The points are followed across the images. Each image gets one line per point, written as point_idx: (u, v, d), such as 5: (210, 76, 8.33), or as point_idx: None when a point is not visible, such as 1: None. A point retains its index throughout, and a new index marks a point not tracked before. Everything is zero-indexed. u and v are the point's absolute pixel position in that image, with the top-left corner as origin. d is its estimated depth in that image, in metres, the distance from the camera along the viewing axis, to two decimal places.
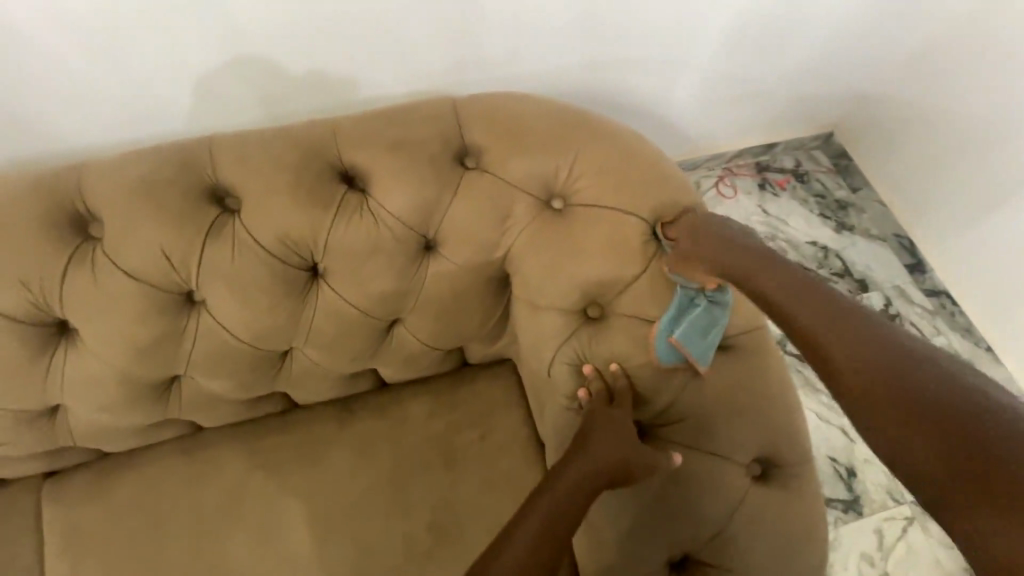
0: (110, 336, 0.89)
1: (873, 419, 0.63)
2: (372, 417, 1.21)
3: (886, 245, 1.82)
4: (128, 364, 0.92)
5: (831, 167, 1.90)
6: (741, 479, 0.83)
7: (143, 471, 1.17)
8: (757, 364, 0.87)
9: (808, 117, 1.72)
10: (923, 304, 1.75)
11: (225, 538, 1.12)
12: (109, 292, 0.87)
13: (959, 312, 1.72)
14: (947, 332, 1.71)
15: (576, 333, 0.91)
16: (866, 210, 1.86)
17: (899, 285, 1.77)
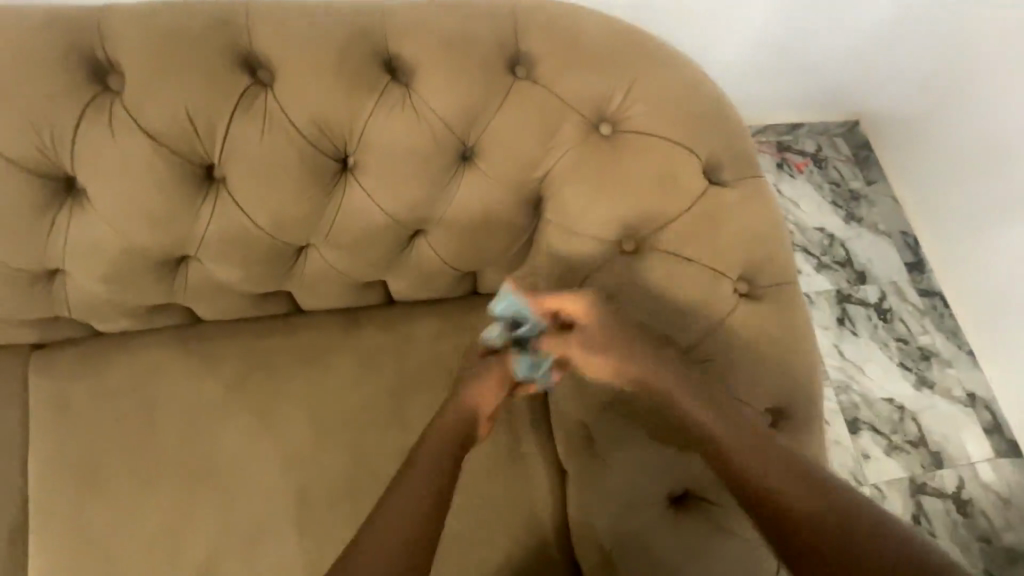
0: (122, 201, 0.84)
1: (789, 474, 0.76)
2: (378, 331, 1.19)
3: (891, 240, 1.82)
4: (138, 234, 0.88)
5: (852, 155, 1.86)
6: (754, 426, 0.84)
7: (138, 356, 1.14)
8: (786, 317, 0.87)
9: (834, 104, 1.74)
10: (916, 303, 1.76)
11: (219, 428, 1.11)
12: (126, 153, 0.81)
13: (948, 314, 1.75)
14: (933, 332, 1.74)
15: (607, 264, 0.90)
16: (877, 203, 1.84)
17: (896, 282, 1.78)
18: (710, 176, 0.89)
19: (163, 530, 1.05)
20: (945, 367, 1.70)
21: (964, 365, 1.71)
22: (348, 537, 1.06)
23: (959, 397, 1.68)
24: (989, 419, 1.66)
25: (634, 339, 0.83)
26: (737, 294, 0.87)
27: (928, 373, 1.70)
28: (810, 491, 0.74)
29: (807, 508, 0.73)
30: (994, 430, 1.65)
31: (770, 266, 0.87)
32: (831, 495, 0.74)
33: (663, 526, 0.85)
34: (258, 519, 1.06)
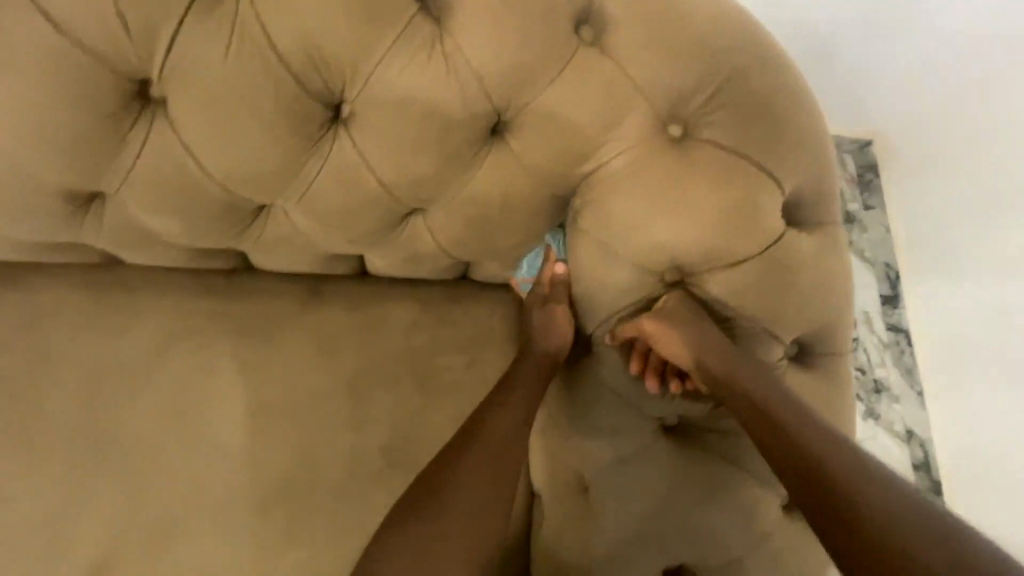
0: (31, 114, 0.63)
1: (861, 478, 0.61)
2: (345, 309, 0.99)
3: (870, 268, 1.40)
4: (43, 158, 0.67)
5: (855, 176, 1.44)
6: (775, 510, 0.73)
7: (42, 294, 0.93)
8: (832, 392, 0.76)
9: (846, 111, 1.41)
10: (878, 336, 1.36)
11: (130, 397, 0.91)
12: (41, 50, 0.60)
13: (910, 352, 1.35)
14: (889, 368, 1.34)
15: (649, 296, 0.75)
16: (868, 228, 1.41)
17: (866, 313, 1.37)
18: (788, 215, 0.74)
19: (57, 509, 0.87)
20: (893, 402, 1.32)
21: (909, 407, 1.32)
22: (278, 545, 0.90)
23: (899, 434, 1.31)
24: (920, 457, 1.29)
25: (709, 324, 0.72)
26: (782, 359, 0.75)
27: (874, 406, 1.33)
28: (895, 505, 0.59)
29: (881, 516, 0.58)
30: (920, 468, 1.29)
31: (828, 332, 0.74)
32: (912, 505, 0.59)
33: None
34: (168, 512, 0.89)
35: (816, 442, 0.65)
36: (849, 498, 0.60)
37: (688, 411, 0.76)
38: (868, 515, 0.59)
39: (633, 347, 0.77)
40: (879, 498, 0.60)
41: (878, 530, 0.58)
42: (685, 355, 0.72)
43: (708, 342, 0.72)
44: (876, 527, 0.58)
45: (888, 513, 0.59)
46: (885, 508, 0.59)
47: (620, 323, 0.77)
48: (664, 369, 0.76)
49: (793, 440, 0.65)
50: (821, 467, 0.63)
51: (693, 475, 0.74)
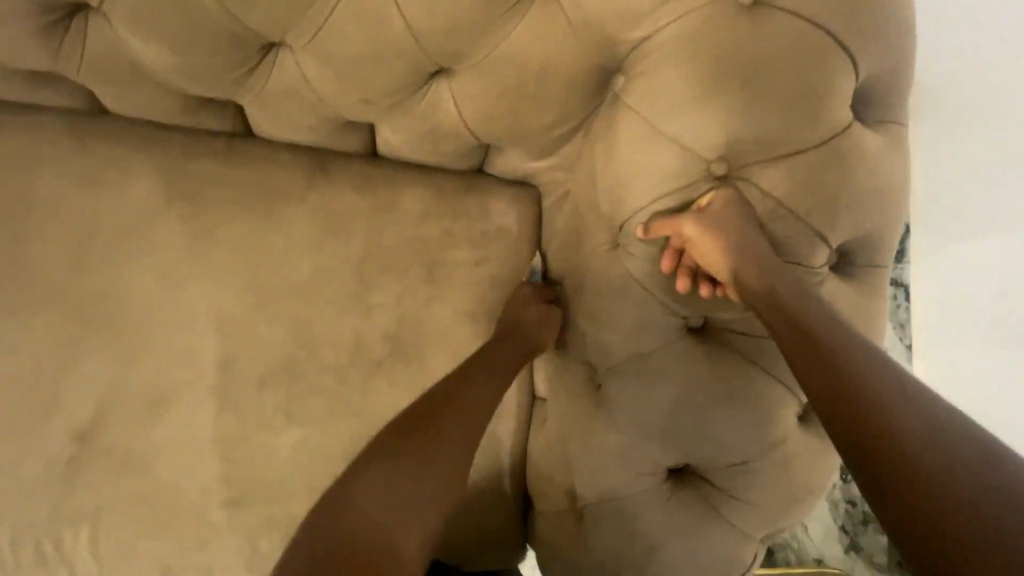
0: None
1: (896, 415, 0.55)
2: (350, 189, 0.92)
3: None
4: None
5: None
6: (791, 417, 0.72)
7: (14, 137, 0.84)
8: (870, 305, 0.72)
9: None
10: None
11: (118, 262, 0.85)
12: None
13: (905, 306, 1.22)
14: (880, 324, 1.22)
15: (693, 187, 0.68)
16: None
17: None
18: (854, 110, 0.68)
19: (42, 369, 0.84)
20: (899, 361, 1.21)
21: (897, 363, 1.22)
22: (275, 423, 0.88)
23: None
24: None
25: (751, 229, 0.67)
26: (824, 267, 0.70)
27: None
28: (936, 445, 0.52)
29: (918, 455, 0.52)
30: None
31: (874, 241, 0.70)
32: (943, 432, 0.54)
33: (652, 497, 0.76)
34: (160, 380, 0.86)
35: (842, 360, 0.61)
36: (882, 432, 0.55)
37: (714, 314, 0.73)
38: (901, 448, 0.53)
39: (666, 246, 0.72)
40: (915, 434, 0.53)
41: (901, 450, 0.53)
42: (720, 261, 0.69)
43: (746, 247, 0.67)
44: (898, 445, 0.53)
45: (913, 435, 0.54)
46: (917, 432, 0.53)
47: (654, 219, 0.71)
48: (696, 272, 0.73)
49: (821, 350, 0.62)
50: (843, 400, 0.58)
51: (712, 378, 0.72)
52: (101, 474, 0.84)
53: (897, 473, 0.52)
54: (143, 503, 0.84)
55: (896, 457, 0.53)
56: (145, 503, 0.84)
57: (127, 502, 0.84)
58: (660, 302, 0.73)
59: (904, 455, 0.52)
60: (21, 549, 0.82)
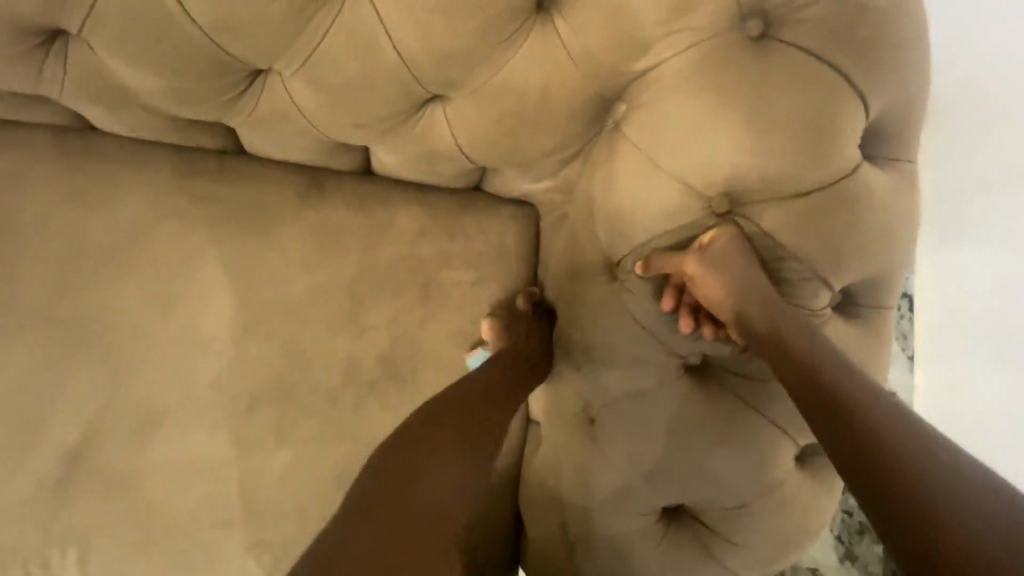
0: None
1: (909, 458, 0.52)
2: (345, 207, 0.90)
3: None
4: None
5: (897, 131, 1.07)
6: (789, 460, 0.71)
7: (3, 154, 0.82)
8: (874, 346, 0.70)
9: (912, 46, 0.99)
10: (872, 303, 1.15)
11: (106, 282, 0.83)
12: None
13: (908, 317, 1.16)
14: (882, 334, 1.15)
15: (694, 225, 0.66)
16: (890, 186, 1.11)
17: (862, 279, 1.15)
18: (863, 147, 0.66)
19: (31, 391, 0.82)
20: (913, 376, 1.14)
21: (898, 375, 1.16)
22: (266, 445, 0.87)
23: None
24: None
25: (752, 269, 0.65)
26: (827, 307, 0.68)
27: None
28: (953, 495, 0.49)
29: (933, 504, 0.49)
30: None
31: (880, 281, 0.68)
32: (955, 465, 0.51)
33: (646, 537, 0.75)
34: (149, 403, 0.84)
35: (847, 385, 0.59)
36: (896, 476, 0.52)
37: (713, 354, 0.71)
38: (915, 494, 0.50)
39: (666, 281, 0.70)
40: (930, 480, 0.50)
41: (915, 497, 0.50)
42: (721, 301, 0.67)
43: (747, 288, 0.65)
44: (911, 491, 0.50)
45: (915, 463, 0.52)
46: (934, 477, 0.51)
47: (654, 254, 0.69)
48: (696, 310, 0.71)
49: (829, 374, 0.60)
50: (852, 438, 0.55)
51: (709, 418, 0.70)
52: (93, 497, 0.83)
53: (894, 499, 0.51)
54: (134, 525, 0.84)
55: (894, 484, 0.51)
56: (137, 525, 0.84)
57: (117, 525, 0.83)
58: (658, 340, 0.71)
59: (904, 481, 0.51)
60: (12, 571, 0.81)
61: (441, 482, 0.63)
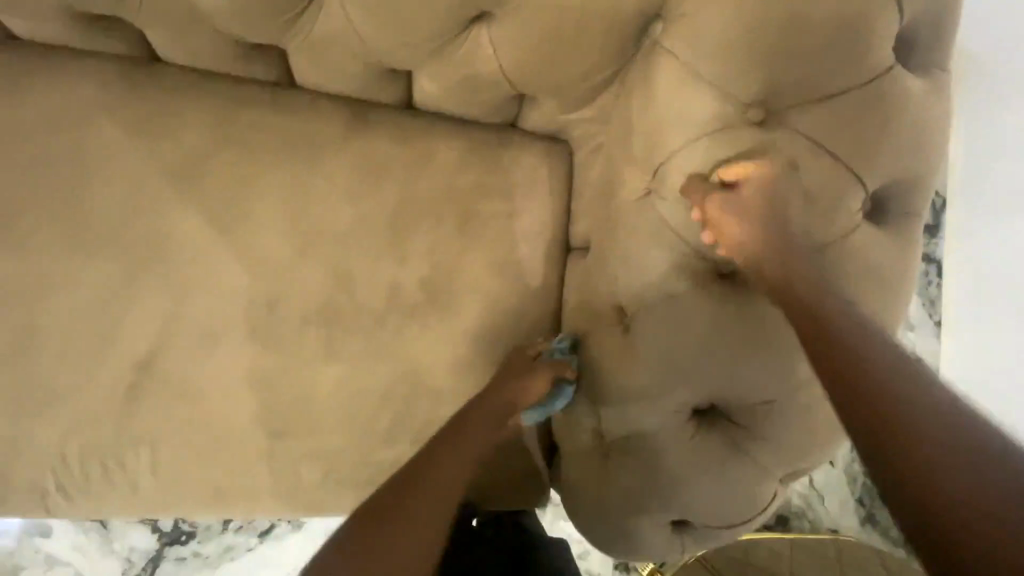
0: None
1: (903, 402, 0.55)
2: (388, 139, 0.95)
3: None
4: None
5: None
6: (817, 361, 0.74)
7: (79, 83, 0.88)
8: (903, 253, 0.72)
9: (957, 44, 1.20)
10: None
11: (170, 205, 0.90)
12: None
13: (937, 283, 1.32)
14: None
15: (729, 132, 0.69)
16: None
17: None
18: (897, 54, 0.68)
19: (103, 305, 0.88)
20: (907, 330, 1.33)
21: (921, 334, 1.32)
22: (317, 361, 0.93)
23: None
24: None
25: (788, 171, 0.68)
26: (860, 213, 0.70)
27: None
28: (941, 436, 0.52)
29: (922, 440, 0.52)
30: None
31: (908, 186, 0.70)
32: (949, 414, 0.53)
33: (678, 435, 0.79)
34: (210, 319, 0.91)
35: (853, 334, 0.60)
36: (888, 416, 0.54)
37: (745, 261, 0.73)
38: (909, 434, 0.52)
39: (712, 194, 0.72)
40: (924, 420, 0.53)
41: (908, 434, 0.52)
42: (757, 207, 0.68)
43: (782, 190, 0.68)
44: (902, 429, 0.53)
45: (918, 418, 0.53)
46: (927, 416, 0.53)
47: (692, 161, 0.71)
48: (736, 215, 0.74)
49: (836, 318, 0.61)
50: (853, 374, 0.58)
51: (737, 325, 0.73)
52: (159, 403, 0.90)
53: (895, 453, 0.52)
54: (198, 431, 0.91)
55: (889, 424, 0.54)
56: (201, 431, 0.91)
57: (181, 429, 0.90)
58: (691, 245, 0.75)
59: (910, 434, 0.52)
60: (90, 469, 0.89)
61: (432, 516, 0.70)
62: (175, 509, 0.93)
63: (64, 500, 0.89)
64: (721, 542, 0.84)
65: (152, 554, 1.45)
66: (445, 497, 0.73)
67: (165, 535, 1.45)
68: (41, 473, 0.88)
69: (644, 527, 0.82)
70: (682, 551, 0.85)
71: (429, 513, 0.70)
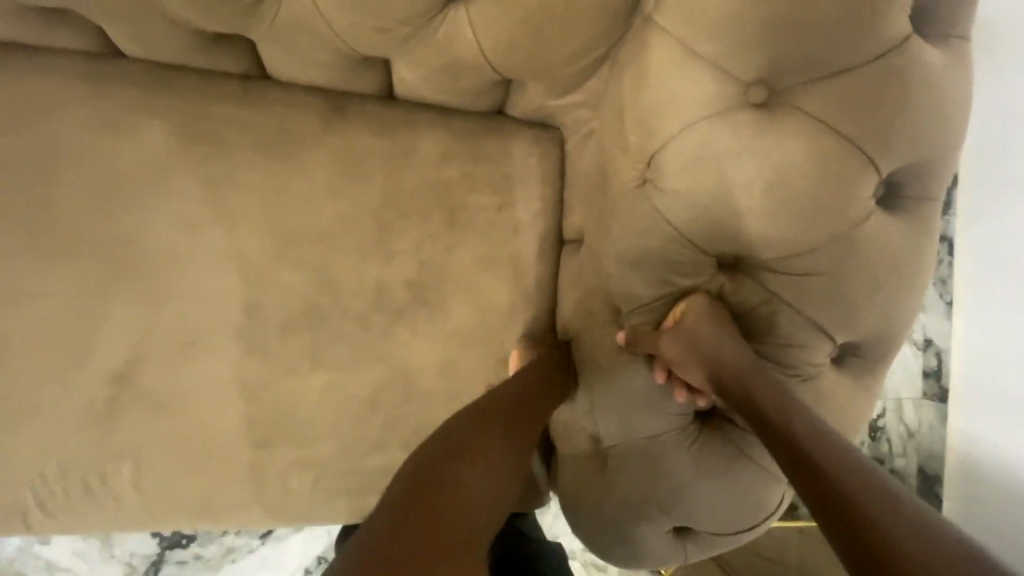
0: None
1: (846, 473, 0.56)
2: (368, 132, 0.90)
3: None
4: None
5: None
6: (822, 358, 0.70)
7: (36, 80, 0.83)
8: (919, 241, 0.67)
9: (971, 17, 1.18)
10: None
11: (144, 207, 0.85)
12: None
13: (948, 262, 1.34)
14: None
15: (729, 115, 0.63)
16: None
17: None
18: (913, 22, 0.62)
19: (75, 315, 0.85)
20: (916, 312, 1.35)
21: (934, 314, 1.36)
22: (304, 366, 0.89)
23: (916, 342, 1.37)
24: (933, 365, 1.38)
25: (795, 159, 0.62)
26: (872, 199, 0.65)
27: None
28: (882, 499, 0.52)
29: (862, 503, 0.52)
30: (930, 375, 1.38)
31: (924, 168, 0.65)
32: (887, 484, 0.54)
33: (678, 437, 0.75)
34: (189, 326, 0.87)
35: (826, 447, 0.59)
36: (835, 482, 0.55)
37: (746, 256, 0.68)
38: (851, 496, 0.53)
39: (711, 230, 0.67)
40: (864, 489, 0.54)
41: (848, 498, 0.53)
42: (760, 197, 0.63)
43: (787, 178, 0.62)
44: (843, 494, 0.54)
45: (859, 487, 0.54)
46: (868, 486, 0.54)
47: (689, 149, 0.65)
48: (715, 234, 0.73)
49: (798, 462, 0.59)
50: (800, 444, 0.60)
51: (737, 333, 0.69)
52: (140, 414, 0.86)
53: (866, 526, 0.50)
54: (182, 444, 0.87)
55: (833, 489, 0.55)
56: (186, 444, 0.87)
57: (165, 442, 0.87)
58: (690, 243, 0.69)
59: (915, 557, 0.47)
60: (72, 484, 0.86)
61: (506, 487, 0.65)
62: (164, 522, 0.91)
63: (48, 515, 0.87)
64: (726, 548, 0.79)
65: (153, 558, 1.42)
66: (509, 466, 0.68)
67: (165, 539, 1.42)
68: (21, 489, 0.85)
69: (646, 535, 0.78)
70: (684, 558, 0.81)
71: (496, 475, 0.65)
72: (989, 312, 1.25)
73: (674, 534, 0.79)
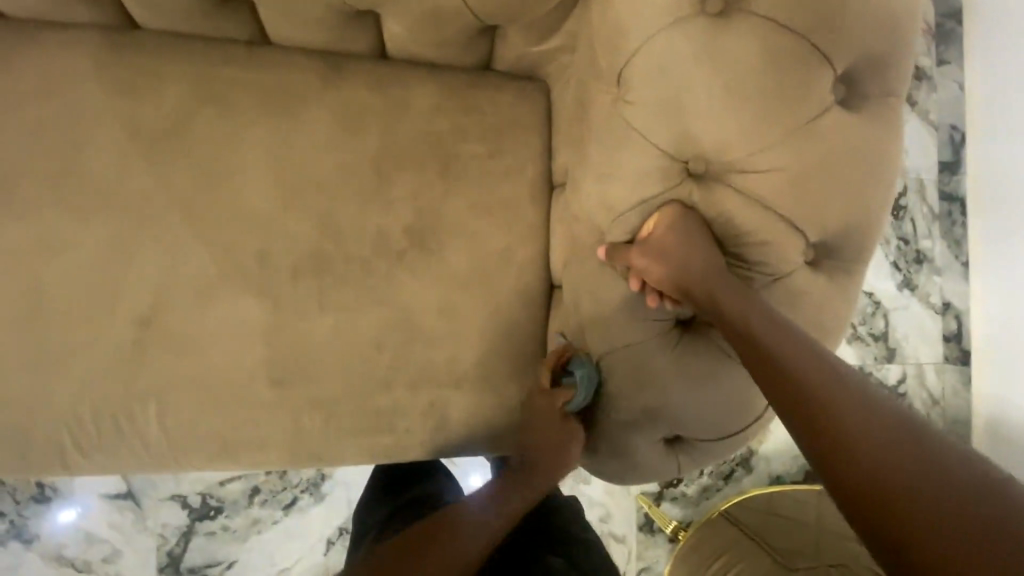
0: None
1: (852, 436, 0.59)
2: (364, 88, 0.96)
3: (936, 133, 1.48)
4: None
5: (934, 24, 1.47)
6: (796, 258, 0.73)
7: (65, 53, 0.92)
8: (884, 137, 0.70)
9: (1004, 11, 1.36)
10: (932, 206, 1.47)
11: (162, 164, 0.93)
12: None
13: (961, 223, 1.48)
14: (936, 235, 1.48)
15: (688, 22, 0.67)
16: (938, 88, 1.48)
17: (922, 179, 1.47)
18: None
19: (101, 265, 0.92)
20: (933, 274, 1.47)
21: (951, 276, 1.48)
22: (313, 310, 0.95)
23: (934, 305, 1.48)
24: (953, 328, 1.48)
25: (753, 59, 0.65)
26: (832, 97, 0.68)
27: (913, 276, 1.47)
28: (885, 466, 0.56)
29: (867, 473, 0.56)
30: (951, 339, 1.48)
31: (880, 65, 0.69)
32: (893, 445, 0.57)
33: (660, 344, 0.78)
34: (205, 274, 0.93)
35: (830, 403, 0.62)
36: (841, 447, 0.58)
37: (712, 159, 0.71)
38: (858, 464, 0.57)
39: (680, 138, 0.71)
40: (871, 455, 0.57)
41: (854, 465, 0.57)
42: (722, 97, 0.67)
43: (747, 77, 0.66)
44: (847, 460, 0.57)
45: (863, 451, 0.57)
46: (875, 450, 0.57)
47: (652, 58, 0.69)
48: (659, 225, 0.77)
49: (795, 411, 0.63)
50: (802, 400, 0.63)
51: (708, 238, 0.73)
52: (163, 356, 0.93)
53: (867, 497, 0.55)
54: (202, 384, 0.94)
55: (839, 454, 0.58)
56: (206, 385, 0.94)
57: (186, 382, 0.93)
58: (660, 150, 0.72)
59: (908, 527, 0.51)
60: (102, 423, 0.93)
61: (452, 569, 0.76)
62: (186, 462, 0.96)
63: (82, 454, 0.94)
64: (717, 456, 0.83)
65: (183, 530, 1.46)
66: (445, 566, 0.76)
67: (194, 510, 1.46)
68: (56, 428, 0.92)
69: (639, 445, 0.82)
70: (678, 469, 0.85)
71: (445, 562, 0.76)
72: (1006, 269, 1.38)
73: (665, 445, 0.83)
